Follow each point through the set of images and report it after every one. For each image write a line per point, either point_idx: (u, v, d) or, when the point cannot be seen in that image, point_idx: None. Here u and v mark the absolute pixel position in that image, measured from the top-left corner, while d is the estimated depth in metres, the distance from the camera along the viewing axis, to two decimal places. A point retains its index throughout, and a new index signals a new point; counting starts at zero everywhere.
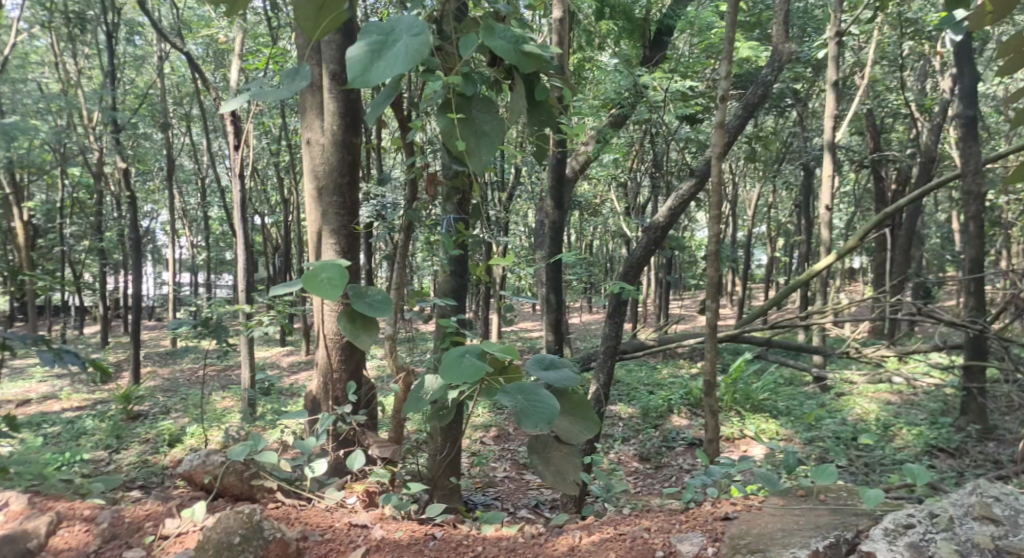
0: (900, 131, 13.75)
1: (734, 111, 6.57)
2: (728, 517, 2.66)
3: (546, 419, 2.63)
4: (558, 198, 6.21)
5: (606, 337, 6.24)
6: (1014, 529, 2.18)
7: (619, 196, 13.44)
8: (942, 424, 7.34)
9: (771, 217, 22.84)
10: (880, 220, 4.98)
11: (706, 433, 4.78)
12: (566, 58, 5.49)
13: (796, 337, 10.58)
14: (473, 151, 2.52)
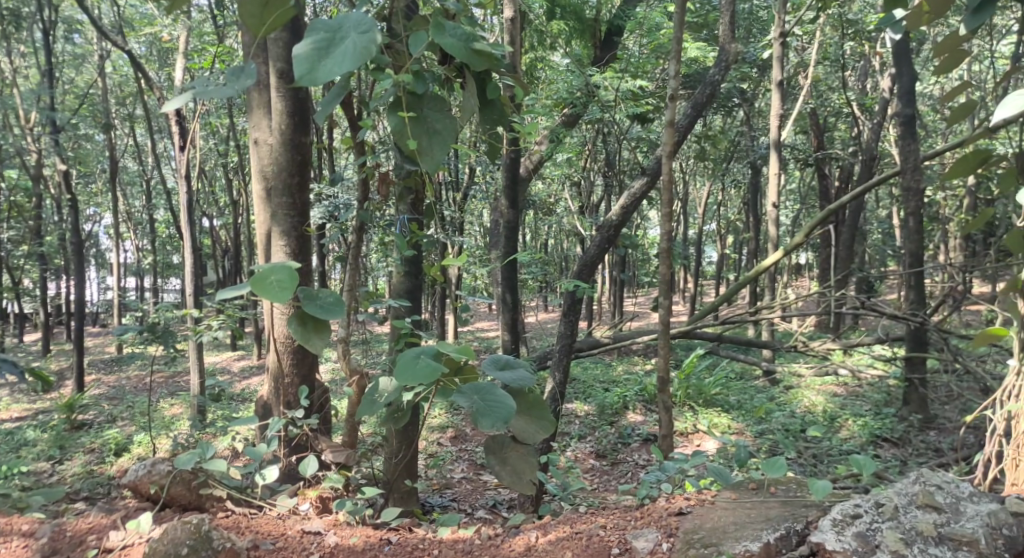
0: (843, 130, 14.10)
1: (683, 110, 6.66)
2: (682, 512, 2.68)
3: (503, 419, 2.62)
4: (512, 197, 6.22)
5: (561, 336, 6.26)
6: (955, 516, 2.24)
7: (572, 195, 13.53)
8: (886, 415, 7.55)
9: (721, 215, 23.24)
10: (826, 217, 5.08)
11: (660, 430, 4.84)
12: (518, 57, 5.50)
13: (746, 332, 10.78)
14: (425, 150, 2.52)
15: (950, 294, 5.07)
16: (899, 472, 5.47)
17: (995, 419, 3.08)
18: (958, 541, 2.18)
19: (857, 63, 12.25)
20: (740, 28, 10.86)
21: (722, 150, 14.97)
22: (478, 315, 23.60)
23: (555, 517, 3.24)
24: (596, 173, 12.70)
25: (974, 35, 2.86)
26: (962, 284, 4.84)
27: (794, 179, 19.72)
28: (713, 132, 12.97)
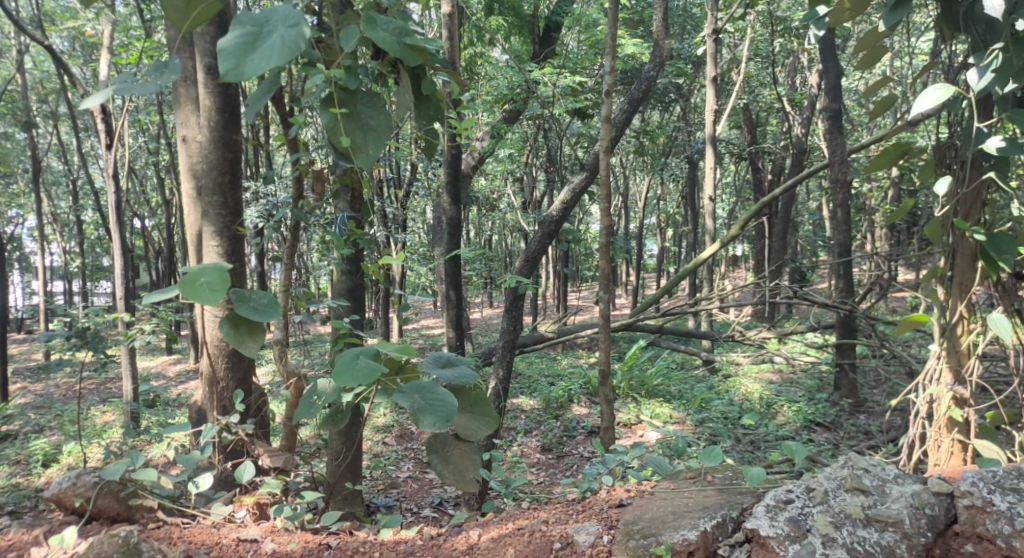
0: (775, 124, 14.48)
1: (620, 105, 6.73)
2: (622, 504, 2.70)
3: (444, 418, 2.60)
4: (453, 194, 6.17)
5: (504, 331, 6.25)
6: (881, 498, 2.25)
7: (514, 191, 13.56)
8: (819, 400, 7.79)
9: (660, 209, 23.66)
10: (760, 209, 5.17)
11: (601, 423, 4.88)
12: (456, 53, 5.47)
13: (686, 323, 10.98)
14: (359, 146, 2.48)
15: (877, 282, 5.24)
16: (831, 456, 5.65)
17: (917, 403, 3.21)
18: (884, 523, 2.18)
19: (787, 59, 12.60)
20: (674, 25, 11.07)
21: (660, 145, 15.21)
22: (422, 311, 23.53)
23: (496, 514, 3.24)
24: (538, 168, 12.77)
25: (893, 30, 2.98)
26: (887, 272, 5.01)
27: (729, 173, 20.20)
28: (650, 127, 13.16)
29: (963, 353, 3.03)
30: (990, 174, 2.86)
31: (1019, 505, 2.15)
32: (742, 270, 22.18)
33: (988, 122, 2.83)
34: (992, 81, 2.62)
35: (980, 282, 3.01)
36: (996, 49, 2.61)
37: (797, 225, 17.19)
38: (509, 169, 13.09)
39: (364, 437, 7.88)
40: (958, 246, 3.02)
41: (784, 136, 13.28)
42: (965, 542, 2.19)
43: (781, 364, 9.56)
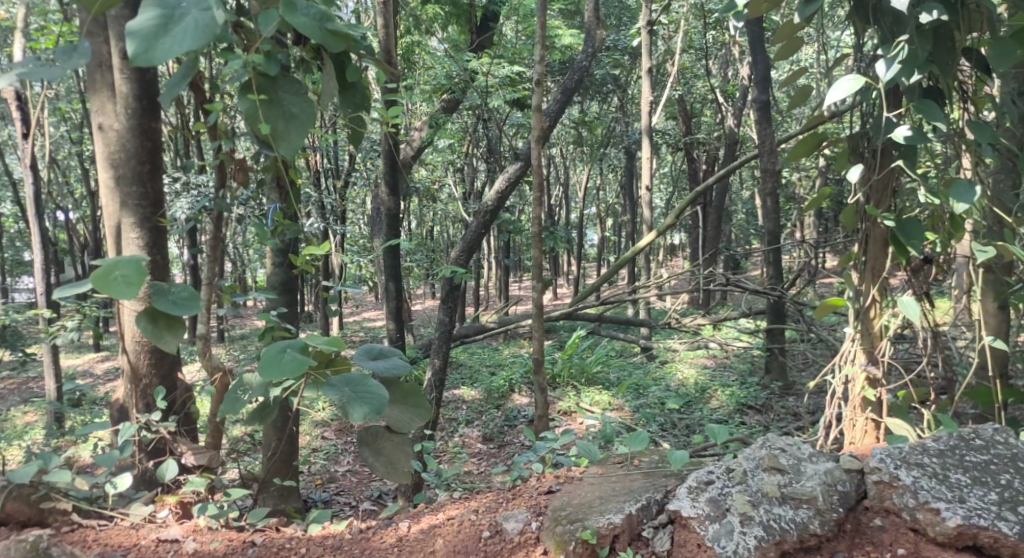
0: (708, 115, 14.78)
1: (554, 96, 6.76)
2: (551, 491, 2.73)
3: (374, 410, 2.57)
4: (392, 184, 6.10)
5: (440, 323, 6.22)
6: (796, 477, 2.29)
7: (455, 181, 13.52)
8: (751, 383, 8.01)
9: (600, 199, 23.97)
10: (695, 198, 5.24)
11: (535, 411, 4.92)
12: (391, 41, 5.40)
13: (625, 311, 11.15)
14: (281, 134, 2.42)
15: (803, 268, 5.40)
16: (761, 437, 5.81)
17: (833, 383, 3.32)
18: (799, 501, 2.23)
19: (719, 51, 12.84)
20: (608, 17, 11.22)
21: (598, 135, 15.38)
22: (363, 303, 23.35)
23: (428, 505, 3.23)
24: (477, 158, 12.77)
25: (808, 22, 3.07)
26: (814, 259, 5.17)
27: (666, 163, 20.58)
28: (589, 118, 13.29)
29: (875, 335, 3.16)
30: (899, 162, 2.98)
31: (924, 479, 2.18)
32: (679, 259, 22.65)
33: (897, 112, 2.93)
34: (899, 72, 2.72)
35: (890, 266, 3.14)
36: (902, 41, 2.71)
37: (731, 215, 17.62)
38: (449, 160, 13.06)
39: (301, 431, 7.77)
40: (871, 233, 3.14)
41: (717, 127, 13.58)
42: (873, 517, 2.24)
43: (715, 350, 9.81)
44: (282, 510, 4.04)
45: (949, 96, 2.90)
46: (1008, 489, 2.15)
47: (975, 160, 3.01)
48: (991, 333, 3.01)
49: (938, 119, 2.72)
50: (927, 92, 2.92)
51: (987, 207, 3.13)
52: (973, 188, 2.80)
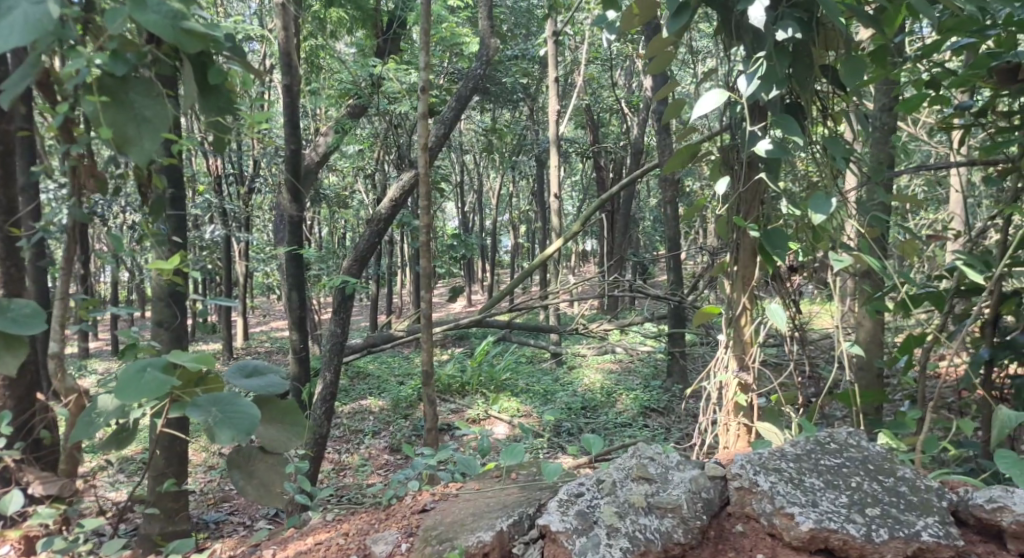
0: (615, 125, 15.19)
1: (449, 104, 6.69)
2: (425, 509, 2.66)
3: (246, 430, 2.13)
4: (295, 191, 5.87)
5: (332, 336, 5.99)
6: (663, 485, 2.31)
7: (367, 188, 13.39)
8: (653, 387, 8.32)
9: (514, 206, 24.30)
10: (601, 204, 5.01)
11: (426, 424, 4.81)
12: (292, 43, 5.26)
13: (536, 318, 11.26)
14: (132, 140, 2.17)
15: (700, 275, 5.57)
16: (665, 439, 6.00)
17: (708, 390, 3.40)
18: (664, 510, 2.24)
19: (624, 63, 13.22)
20: (516, 27, 11.36)
21: (508, 144, 15.57)
22: (272, 312, 22.85)
23: (304, 526, 3.11)
24: (388, 166, 12.69)
25: (678, 37, 3.15)
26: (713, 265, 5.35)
27: (577, 171, 21.03)
28: (499, 127, 13.45)
29: (746, 341, 3.25)
30: (762, 174, 3.07)
31: (780, 485, 2.23)
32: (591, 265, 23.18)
33: (760, 126, 3.03)
34: (758, 87, 2.82)
35: (759, 274, 3.25)
36: (760, 58, 2.81)
37: (639, 222, 18.15)
38: (359, 166, 12.92)
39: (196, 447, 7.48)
40: (741, 242, 3.24)
41: (624, 137, 13.97)
42: (735, 523, 2.28)
43: (621, 355, 10.08)
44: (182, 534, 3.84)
45: (809, 112, 3.02)
46: (857, 491, 2.21)
47: (834, 174, 3.14)
48: (852, 342, 3.14)
49: (795, 135, 2.83)
50: (788, 107, 3.03)
51: (845, 218, 3.27)
52: (830, 201, 2.92)
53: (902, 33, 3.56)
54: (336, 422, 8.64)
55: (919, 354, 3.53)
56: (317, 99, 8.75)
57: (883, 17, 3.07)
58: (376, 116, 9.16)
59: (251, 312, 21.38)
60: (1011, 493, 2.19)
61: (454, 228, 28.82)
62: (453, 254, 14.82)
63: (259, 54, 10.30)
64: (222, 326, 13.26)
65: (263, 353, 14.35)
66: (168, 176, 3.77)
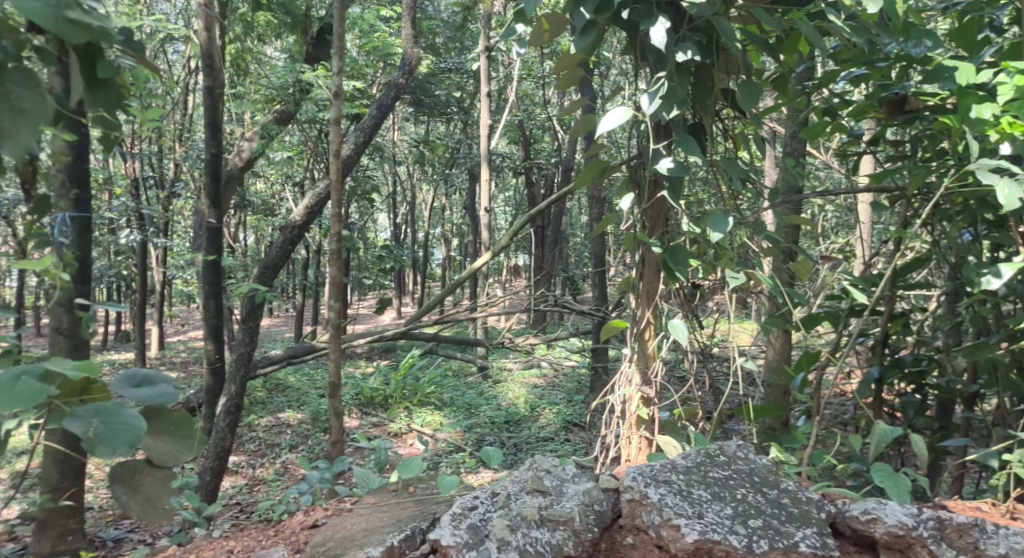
0: (547, 142, 15.33)
1: (373, 112, 6.60)
2: (315, 525, 2.61)
3: (130, 444, 1.67)
4: (213, 195, 5.60)
5: (241, 345, 5.76)
6: (557, 498, 2.32)
7: (294, 195, 13.10)
8: (577, 402, 8.42)
9: (447, 219, 24.28)
10: (530, 218, 4.84)
11: (331, 437, 4.64)
12: (214, 44, 5.09)
13: (463, 331, 11.23)
14: (6, 133, 1.83)
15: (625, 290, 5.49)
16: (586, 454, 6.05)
17: (612, 404, 3.44)
18: (556, 523, 2.24)
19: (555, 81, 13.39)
20: (449, 41, 11.35)
21: (440, 156, 15.54)
22: (191, 321, 22.08)
23: (198, 542, 2.99)
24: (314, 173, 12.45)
25: (585, 54, 3.19)
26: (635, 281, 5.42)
27: (509, 186, 21.17)
28: (431, 138, 13.42)
29: (650, 356, 3.30)
30: (664, 192, 3.13)
31: (669, 497, 2.26)
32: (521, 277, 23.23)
33: (664, 145, 3.08)
34: (660, 106, 2.89)
35: (663, 290, 3.31)
36: (662, 78, 2.88)
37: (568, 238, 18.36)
38: (285, 174, 12.65)
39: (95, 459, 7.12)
40: (646, 258, 3.30)
41: (554, 154, 14.12)
42: (626, 535, 2.31)
43: (547, 369, 10.12)
44: (67, 551, 3.63)
45: (710, 133, 3.11)
46: (742, 503, 2.26)
47: (731, 194, 3.23)
48: (748, 357, 3.22)
49: (695, 154, 2.89)
50: (690, 127, 3.11)
51: (743, 239, 3.35)
52: (727, 219, 2.99)
53: (804, 63, 3.69)
54: (253, 436, 8.38)
55: (812, 371, 3.66)
56: (242, 102, 8.52)
57: (780, 47, 3.18)
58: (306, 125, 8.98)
59: (168, 320, 20.62)
60: (883, 506, 2.28)
61: (386, 238, 28.53)
62: (381, 265, 14.64)
63: (183, 56, 9.99)
64: (136, 335, 12.75)
65: (178, 365, 13.84)
66: (68, 176, 3.58)
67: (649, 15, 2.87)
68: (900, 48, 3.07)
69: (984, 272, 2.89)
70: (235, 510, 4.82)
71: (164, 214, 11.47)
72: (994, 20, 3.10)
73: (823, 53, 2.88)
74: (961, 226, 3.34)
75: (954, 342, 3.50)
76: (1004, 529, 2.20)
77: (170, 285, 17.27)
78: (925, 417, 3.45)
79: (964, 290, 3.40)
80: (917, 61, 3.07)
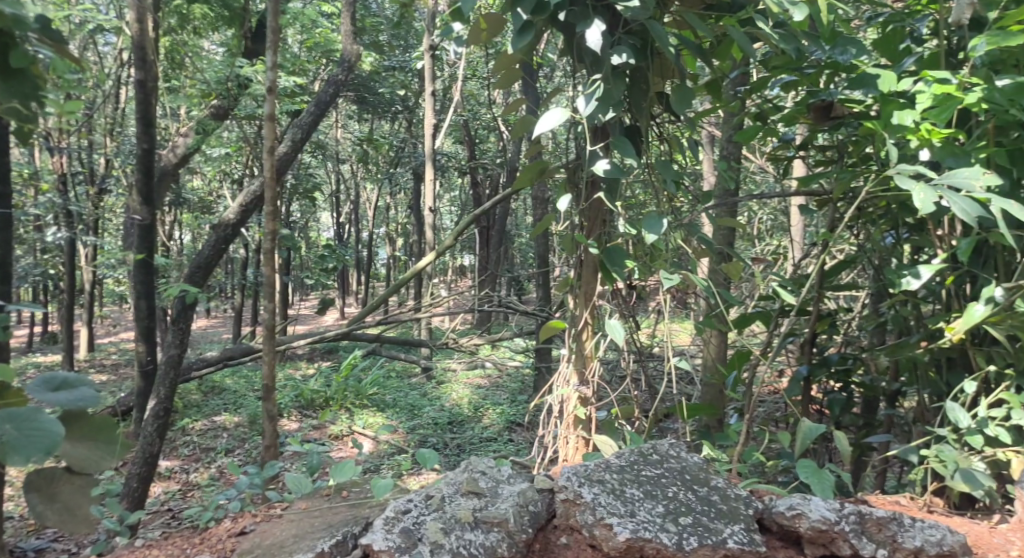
0: (492, 143, 15.32)
1: (310, 109, 6.48)
2: (243, 532, 2.58)
3: (45, 450, 1.58)
4: (144, 192, 5.41)
5: (171, 346, 5.59)
6: (492, 500, 2.32)
7: (232, 192, 12.80)
8: (521, 402, 8.46)
9: (391, 218, 24.09)
10: (473, 218, 4.83)
11: (264, 439, 4.54)
12: (146, 36, 4.93)
13: (406, 331, 11.15)
14: None
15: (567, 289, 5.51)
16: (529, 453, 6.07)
17: (549, 404, 3.45)
18: (490, 524, 2.24)
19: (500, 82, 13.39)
20: (393, 39, 11.24)
21: (384, 155, 15.38)
22: (124, 321, 21.39)
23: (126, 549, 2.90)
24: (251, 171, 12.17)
25: (522, 54, 3.20)
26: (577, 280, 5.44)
27: (454, 187, 21.13)
28: (373, 136, 13.26)
29: (587, 355, 3.33)
30: (601, 193, 3.16)
31: (602, 496, 2.28)
32: (465, 278, 23.20)
33: (601, 146, 3.10)
34: (596, 109, 2.92)
35: (600, 291, 3.34)
36: (598, 80, 2.91)
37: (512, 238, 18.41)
38: (222, 171, 12.35)
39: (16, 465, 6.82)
40: (584, 259, 3.33)
41: (499, 154, 14.12)
42: (560, 535, 2.32)
43: (491, 369, 10.12)
44: None
45: (646, 136, 3.16)
46: (673, 501, 2.29)
47: (667, 196, 3.29)
48: (682, 356, 3.27)
49: (631, 157, 2.94)
50: (626, 130, 3.14)
51: (678, 241, 3.41)
52: (662, 221, 3.04)
53: (737, 69, 3.77)
54: (187, 439, 8.16)
55: (744, 370, 3.74)
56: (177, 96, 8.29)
57: (714, 52, 3.26)
58: (245, 121, 8.79)
59: (99, 321, 19.94)
60: (808, 501, 2.34)
61: (329, 237, 28.14)
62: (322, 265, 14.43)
63: (114, 48, 9.67)
64: (64, 336, 12.30)
65: (109, 367, 13.39)
66: None
67: (586, 17, 2.90)
68: (827, 55, 3.17)
69: (904, 273, 3.00)
70: (166, 517, 4.68)
71: (94, 211, 11.09)
72: (915, 31, 3.22)
73: (753, 59, 2.94)
74: (884, 229, 3.46)
75: (878, 341, 3.61)
76: (920, 522, 2.30)
77: (101, 284, 16.72)
78: (851, 413, 3.57)
79: (888, 291, 3.52)
80: (843, 68, 3.18)
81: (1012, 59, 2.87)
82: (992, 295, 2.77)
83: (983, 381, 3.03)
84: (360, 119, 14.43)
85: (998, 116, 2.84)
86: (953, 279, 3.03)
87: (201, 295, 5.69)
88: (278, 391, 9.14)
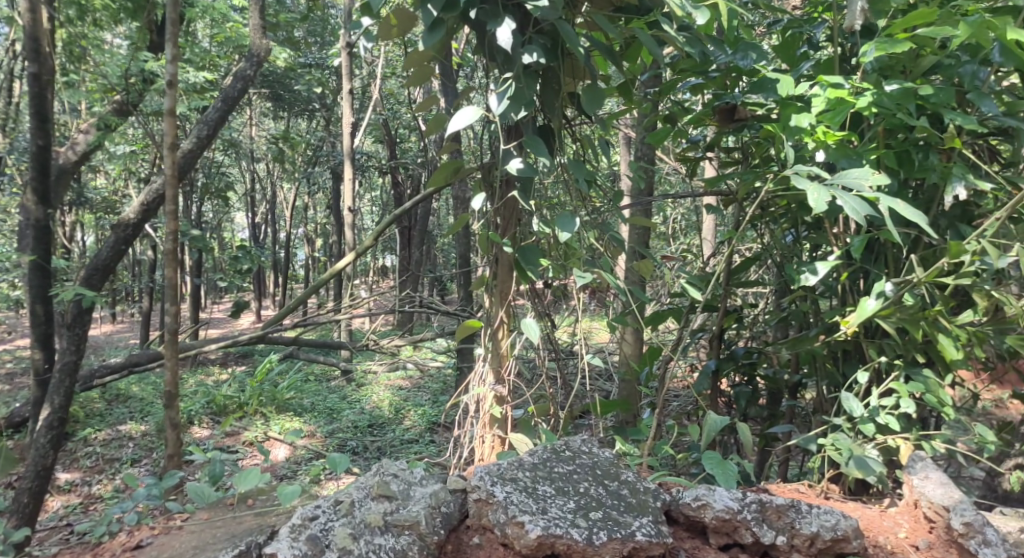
0: (411, 142, 15.21)
1: (214, 106, 6.27)
2: (138, 546, 2.52)
3: None
4: (40, 190, 5.12)
5: (65, 353, 5.28)
6: (403, 502, 2.29)
7: (137, 191, 12.27)
8: (442, 402, 8.43)
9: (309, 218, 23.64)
10: (391, 218, 4.76)
11: (168, 448, 4.36)
12: (39, 25, 4.68)
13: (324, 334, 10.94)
14: None
15: None
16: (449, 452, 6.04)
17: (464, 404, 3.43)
18: (401, 527, 2.22)
19: None
20: (309, 35, 11.01)
21: (299, 153, 15.06)
22: (21, 327, 20.22)
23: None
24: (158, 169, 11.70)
25: (434, 51, 3.17)
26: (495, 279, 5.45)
27: (375, 187, 20.89)
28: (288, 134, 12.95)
29: (503, 354, 3.33)
30: (514, 192, 3.17)
31: (514, 494, 2.29)
32: (387, 278, 22.97)
33: (514, 145, 3.11)
34: (508, 107, 2.93)
35: (515, 289, 3.34)
36: (509, 79, 2.92)
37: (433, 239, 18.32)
38: (128, 169, 11.83)
39: None
40: (498, 257, 3.32)
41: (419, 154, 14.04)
42: (473, 535, 2.32)
43: (412, 371, 10.05)
44: None
45: (558, 136, 3.18)
46: (584, 496, 2.32)
47: (578, 195, 3.33)
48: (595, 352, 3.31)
49: (542, 156, 2.96)
50: (539, 129, 3.16)
51: (591, 240, 3.45)
52: (574, 220, 3.08)
53: (647, 71, 3.85)
54: (89, 450, 7.79)
55: (656, 367, 3.82)
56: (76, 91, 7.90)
57: (622, 54, 3.33)
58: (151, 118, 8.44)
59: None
60: (713, 492, 2.41)
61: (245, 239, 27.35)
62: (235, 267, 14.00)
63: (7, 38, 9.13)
64: None
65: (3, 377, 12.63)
66: None
67: (496, 16, 2.90)
68: (730, 59, 3.27)
69: (803, 270, 3.12)
70: (63, 532, 4.44)
71: None
72: (813, 36, 3.35)
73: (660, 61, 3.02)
74: (785, 228, 3.60)
75: (781, 335, 3.75)
76: (816, 508, 2.39)
77: None
78: (756, 406, 3.69)
79: (790, 287, 3.65)
80: (744, 72, 3.28)
81: (899, 65, 3.03)
82: (884, 290, 2.91)
83: (875, 372, 3.19)
84: (275, 117, 14.10)
85: (887, 119, 2.99)
86: (847, 275, 3.17)
87: (99, 300, 5.43)
88: (188, 398, 8.81)
